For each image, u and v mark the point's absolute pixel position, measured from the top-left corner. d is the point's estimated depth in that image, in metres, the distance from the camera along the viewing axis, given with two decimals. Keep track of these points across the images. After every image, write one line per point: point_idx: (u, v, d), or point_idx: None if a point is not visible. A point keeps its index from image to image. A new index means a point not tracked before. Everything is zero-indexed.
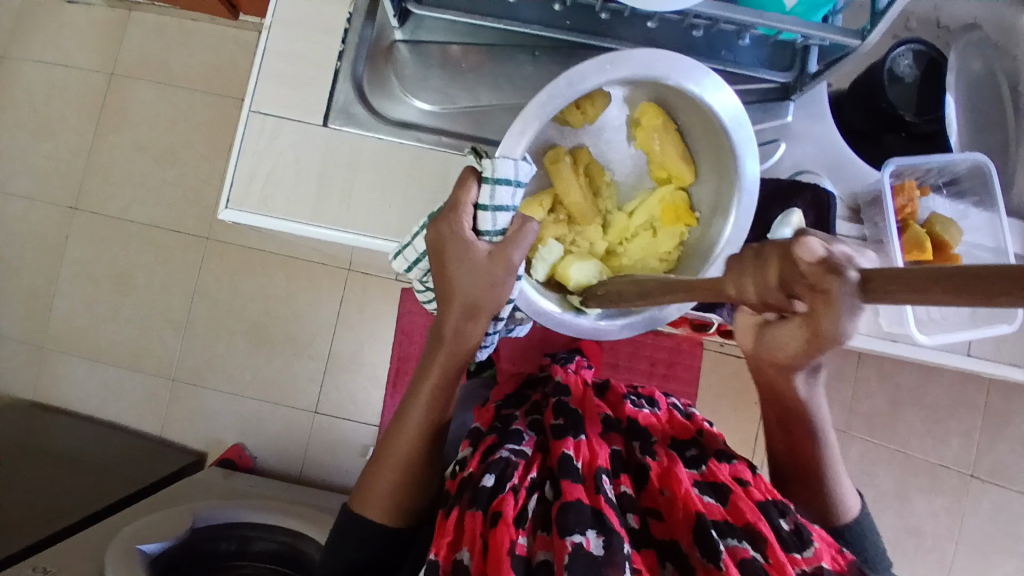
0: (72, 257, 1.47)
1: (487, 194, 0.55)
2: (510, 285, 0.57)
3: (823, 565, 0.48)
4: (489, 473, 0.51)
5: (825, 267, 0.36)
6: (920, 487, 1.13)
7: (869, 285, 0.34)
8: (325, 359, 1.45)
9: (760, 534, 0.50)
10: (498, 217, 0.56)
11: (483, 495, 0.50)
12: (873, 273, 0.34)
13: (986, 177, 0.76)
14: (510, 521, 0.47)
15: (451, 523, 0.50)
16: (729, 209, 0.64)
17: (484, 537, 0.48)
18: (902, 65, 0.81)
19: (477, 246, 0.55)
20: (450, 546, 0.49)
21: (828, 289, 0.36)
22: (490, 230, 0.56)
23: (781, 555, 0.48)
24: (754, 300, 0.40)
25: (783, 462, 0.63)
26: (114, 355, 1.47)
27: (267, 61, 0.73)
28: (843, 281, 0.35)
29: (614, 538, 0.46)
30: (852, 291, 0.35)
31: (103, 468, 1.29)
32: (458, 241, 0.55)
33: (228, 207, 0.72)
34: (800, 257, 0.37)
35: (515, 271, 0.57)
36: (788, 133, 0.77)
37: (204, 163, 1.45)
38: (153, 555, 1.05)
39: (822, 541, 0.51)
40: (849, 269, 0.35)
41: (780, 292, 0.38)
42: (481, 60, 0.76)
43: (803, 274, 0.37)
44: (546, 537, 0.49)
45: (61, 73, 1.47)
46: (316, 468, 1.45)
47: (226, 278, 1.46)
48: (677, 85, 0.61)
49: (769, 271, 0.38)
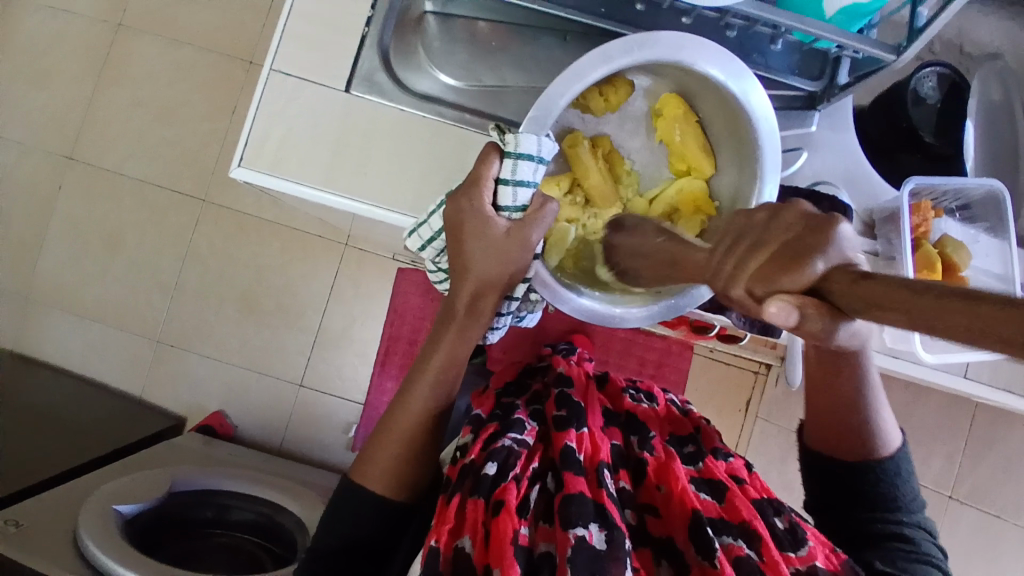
0: (63, 209, 1.44)
1: (509, 167, 0.55)
2: (527, 261, 0.56)
3: (817, 564, 0.48)
4: (491, 461, 0.51)
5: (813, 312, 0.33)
6: None
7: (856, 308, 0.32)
8: (315, 332, 1.43)
9: (755, 533, 0.49)
10: (518, 192, 0.55)
11: (485, 484, 0.49)
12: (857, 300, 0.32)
13: (1000, 205, 0.76)
14: (513, 510, 0.46)
15: (453, 511, 0.48)
16: (750, 199, 0.63)
17: (486, 526, 0.47)
18: (926, 86, 0.81)
19: (495, 222, 0.54)
20: (451, 533, 0.47)
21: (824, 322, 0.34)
22: (510, 206, 0.56)
23: (776, 553, 0.47)
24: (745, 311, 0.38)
25: (820, 415, 0.62)
26: (99, 312, 1.44)
27: (292, 19, 0.71)
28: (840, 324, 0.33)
29: (616, 533, 0.46)
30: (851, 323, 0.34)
31: (81, 426, 1.27)
32: (479, 218, 0.54)
33: (241, 165, 0.70)
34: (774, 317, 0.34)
35: (532, 249, 0.56)
36: (810, 142, 0.77)
37: (206, 124, 1.42)
38: (127, 517, 1.04)
39: (817, 540, 0.50)
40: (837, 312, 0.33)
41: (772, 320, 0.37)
42: (508, 40, 0.76)
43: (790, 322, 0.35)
44: (547, 529, 0.49)
45: (66, 19, 1.43)
46: (298, 442, 1.44)
47: (219, 242, 1.43)
48: (700, 69, 0.60)
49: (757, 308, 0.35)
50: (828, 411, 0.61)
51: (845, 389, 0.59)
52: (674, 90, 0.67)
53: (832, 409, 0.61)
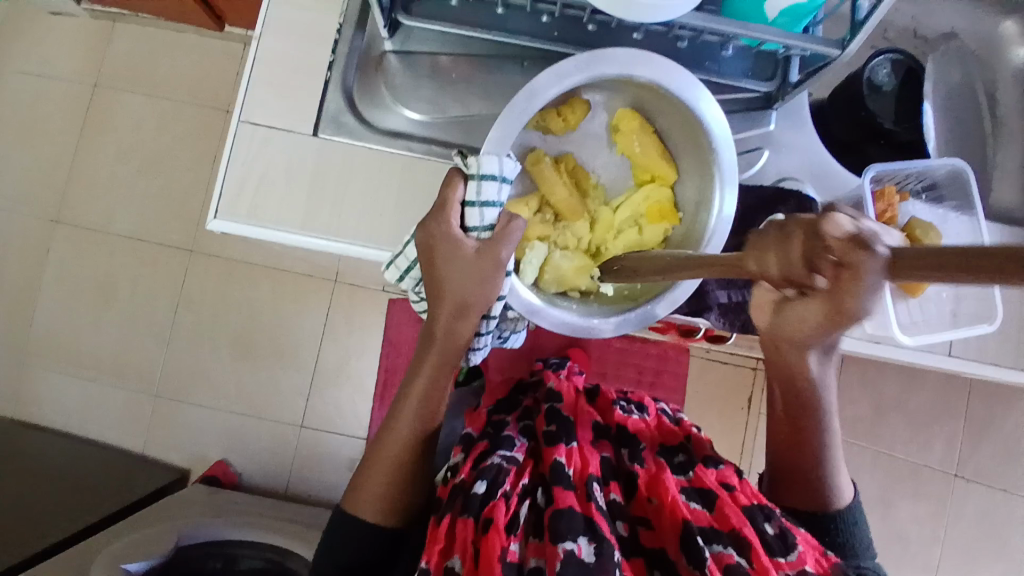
0: (51, 269, 1.45)
1: (473, 190, 0.55)
2: (500, 282, 0.56)
3: (806, 568, 0.48)
4: (481, 479, 0.50)
5: (853, 242, 0.39)
6: (905, 490, 1.11)
7: (895, 263, 0.37)
8: (312, 371, 1.43)
9: (745, 541, 0.49)
10: (485, 213, 0.56)
11: (474, 502, 0.49)
12: (897, 250, 0.37)
13: (965, 182, 0.78)
14: (502, 528, 0.46)
15: (442, 531, 0.48)
16: (712, 202, 0.65)
17: (475, 545, 0.47)
18: (881, 74, 0.82)
19: (465, 243, 0.55)
20: (442, 552, 0.48)
21: (855, 264, 0.38)
22: (478, 225, 0.56)
23: (766, 559, 0.48)
24: (776, 275, 0.42)
25: (779, 458, 0.64)
26: (95, 369, 1.45)
27: (257, 68, 0.73)
28: (871, 256, 0.38)
29: (605, 546, 0.46)
30: (878, 267, 0.38)
31: (84, 486, 1.26)
32: (449, 241, 0.55)
33: (217, 217, 0.71)
34: (829, 231, 0.40)
35: (504, 267, 0.56)
36: (771, 142, 0.79)
37: (188, 174, 1.44)
38: (137, 574, 1.02)
39: (806, 544, 0.51)
40: (878, 245, 0.38)
41: (803, 267, 0.41)
42: (470, 70, 0.77)
43: (830, 249, 0.39)
44: (538, 543, 0.48)
45: (42, 83, 1.45)
46: (303, 483, 1.43)
47: (210, 290, 1.44)
48: (649, 80, 0.62)
49: (795, 245, 0.41)
50: (786, 453, 0.63)
51: (806, 428, 0.62)
52: (630, 104, 0.69)
53: (791, 451, 0.63)
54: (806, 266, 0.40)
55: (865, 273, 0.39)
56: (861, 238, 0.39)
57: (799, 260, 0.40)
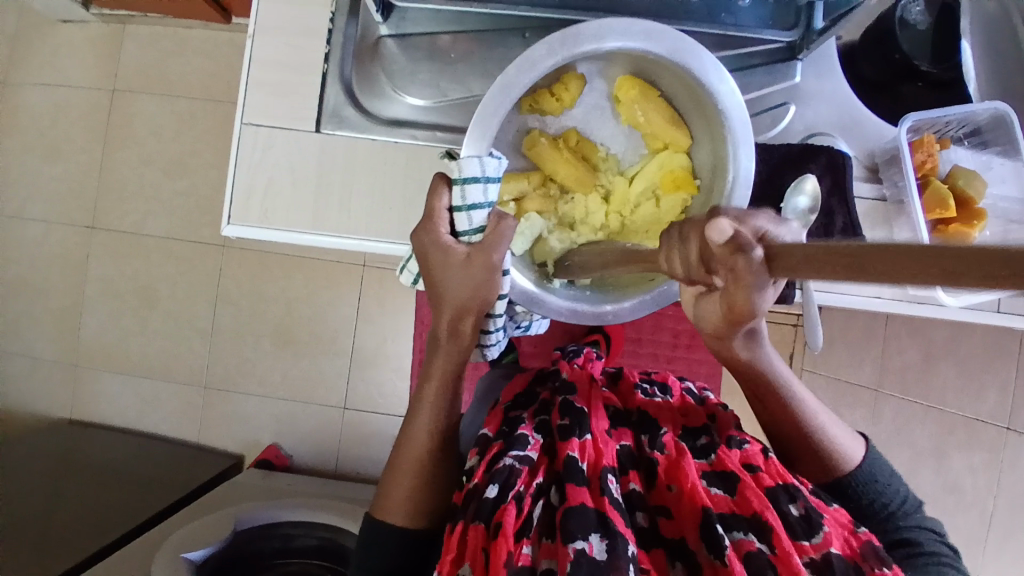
0: (93, 275, 1.49)
1: (458, 195, 0.53)
2: (498, 281, 0.55)
3: (832, 551, 0.46)
4: (492, 483, 0.50)
5: (731, 248, 0.35)
6: (958, 444, 0.95)
7: (776, 263, 0.33)
8: (349, 356, 1.46)
9: (766, 525, 0.48)
10: (474, 215, 0.54)
11: (486, 507, 0.49)
12: (773, 249, 0.33)
13: (1009, 126, 0.71)
14: (509, 533, 0.46)
15: (454, 540, 0.49)
16: (728, 166, 0.61)
17: (485, 551, 0.47)
18: (915, 11, 0.76)
19: (454, 249, 0.53)
20: (454, 562, 0.49)
21: (736, 272, 0.35)
22: (467, 229, 0.54)
23: (788, 544, 0.46)
24: (682, 274, 0.40)
25: (781, 438, 0.61)
26: (146, 367, 1.50)
27: (253, 70, 0.71)
28: (746, 262, 0.34)
29: (618, 542, 0.45)
30: (760, 272, 0.35)
31: (149, 480, 1.33)
32: (438, 249, 0.54)
33: (230, 223, 0.71)
34: (711, 239, 0.36)
35: (497, 270, 0.54)
36: (797, 95, 0.74)
37: (211, 171, 1.45)
38: (199, 561, 1.07)
39: (833, 524, 0.49)
40: (754, 247, 0.34)
41: (696, 268, 0.39)
42: (469, 48, 0.74)
43: (715, 256, 0.36)
44: (550, 544, 0.47)
45: (62, 92, 1.47)
46: (351, 461, 1.47)
47: (245, 282, 1.47)
48: (637, 47, 0.59)
49: (691, 245, 0.38)
50: (789, 432, 0.60)
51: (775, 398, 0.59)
52: (629, 69, 0.65)
53: (782, 424, 0.60)
54: (702, 267, 0.38)
55: (748, 281, 0.35)
56: (737, 241, 0.35)
57: (696, 263, 0.38)
